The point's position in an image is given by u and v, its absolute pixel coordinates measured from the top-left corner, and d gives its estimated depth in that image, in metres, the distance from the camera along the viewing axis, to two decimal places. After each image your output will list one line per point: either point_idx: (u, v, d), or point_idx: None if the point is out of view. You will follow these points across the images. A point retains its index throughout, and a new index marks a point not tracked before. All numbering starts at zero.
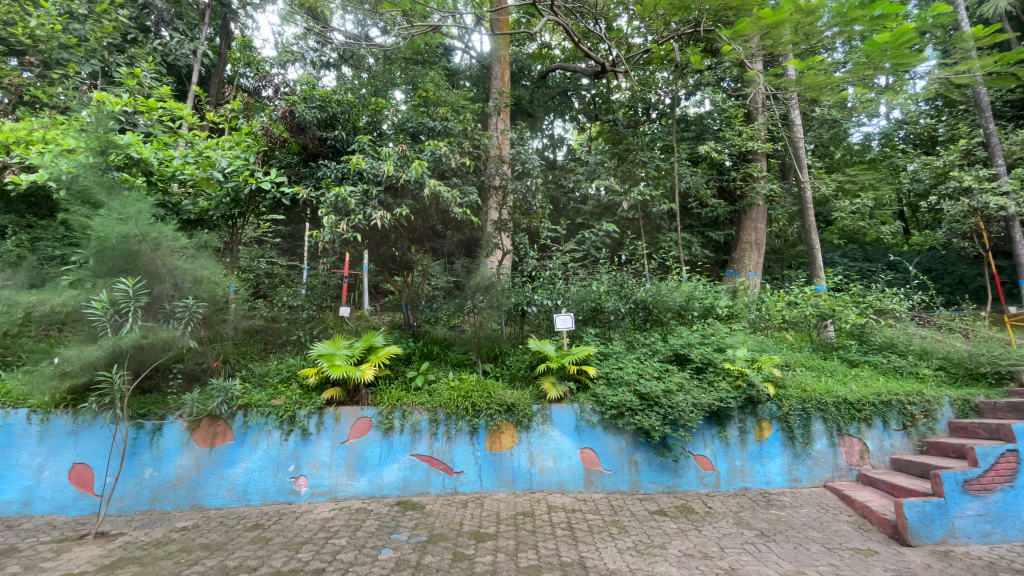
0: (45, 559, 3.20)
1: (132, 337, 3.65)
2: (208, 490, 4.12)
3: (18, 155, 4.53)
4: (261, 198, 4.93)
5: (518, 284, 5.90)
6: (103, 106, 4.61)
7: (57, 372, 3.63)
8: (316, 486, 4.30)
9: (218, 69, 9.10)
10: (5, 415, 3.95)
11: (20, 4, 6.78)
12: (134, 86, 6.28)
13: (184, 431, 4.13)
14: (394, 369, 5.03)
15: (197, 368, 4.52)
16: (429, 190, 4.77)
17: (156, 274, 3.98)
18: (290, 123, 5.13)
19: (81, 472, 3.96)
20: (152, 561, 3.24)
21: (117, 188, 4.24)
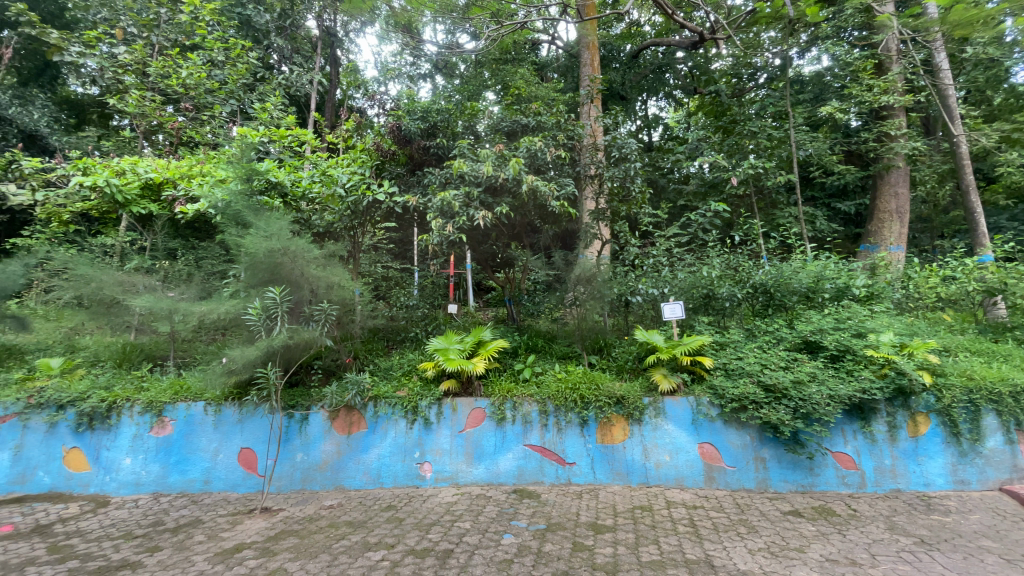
0: (224, 530, 3.78)
1: (283, 338, 4.22)
2: (348, 472, 4.58)
3: (183, 189, 5.36)
4: (376, 208, 5.38)
5: (621, 274, 5.77)
6: (245, 139, 5.30)
7: (225, 370, 4.25)
8: (439, 472, 4.59)
9: (329, 93, 9.99)
10: (186, 407, 4.53)
11: (172, 58, 7.88)
12: (266, 118, 7.14)
13: (326, 420, 4.61)
14: (503, 362, 5.20)
15: (333, 364, 5.05)
16: (527, 186, 4.84)
17: (296, 281, 4.51)
18: (398, 135, 5.62)
19: (247, 455, 4.54)
20: (307, 535, 3.70)
21: (261, 210, 4.86)
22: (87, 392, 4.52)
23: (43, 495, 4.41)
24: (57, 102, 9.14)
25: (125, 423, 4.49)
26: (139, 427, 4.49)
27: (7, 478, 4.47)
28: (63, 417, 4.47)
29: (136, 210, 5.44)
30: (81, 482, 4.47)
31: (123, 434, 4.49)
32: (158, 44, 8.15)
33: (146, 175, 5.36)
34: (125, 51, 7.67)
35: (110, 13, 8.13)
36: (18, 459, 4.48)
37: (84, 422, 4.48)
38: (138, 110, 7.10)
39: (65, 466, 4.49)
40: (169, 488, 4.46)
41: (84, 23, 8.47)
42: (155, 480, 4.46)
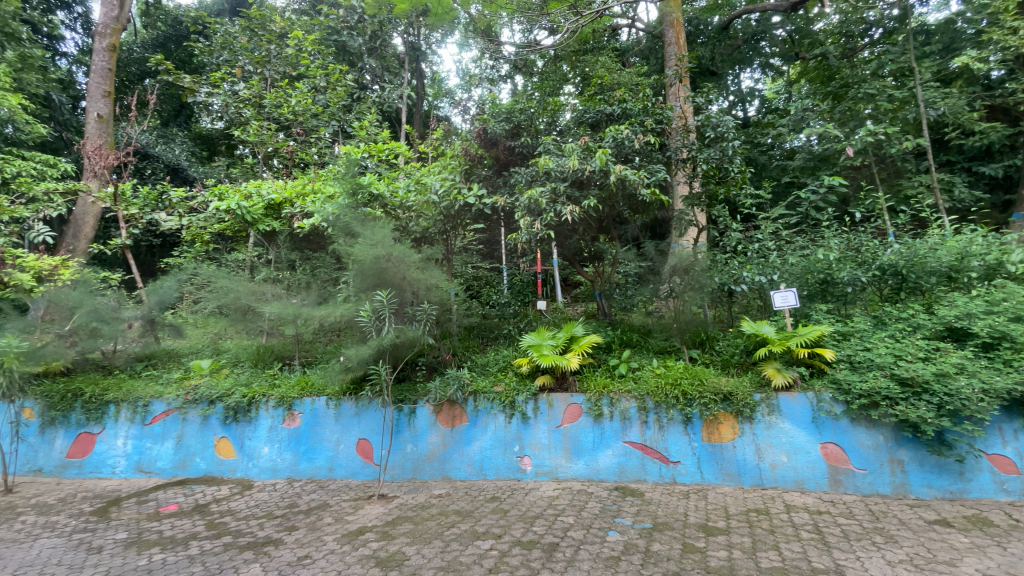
0: (348, 514, 4.15)
1: (391, 337, 4.54)
2: (454, 464, 4.80)
3: (299, 206, 5.97)
4: (467, 211, 5.60)
5: (721, 262, 5.45)
6: (349, 156, 5.77)
7: (343, 367, 4.66)
8: (540, 466, 4.66)
9: (417, 105, 10.49)
10: (311, 401, 5.01)
11: (281, 89, 8.75)
12: (364, 135, 7.68)
13: (431, 413, 4.88)
14: (597, 357, 5.15)
15: (435, 360, 5.31)
16: (615, 177, 4.74)
17: (399, 284, 4.86)
18: (484, 139, 5.75)
19: (364, 446, 4.92)
20: (421, 521, 3.95)
21: (365, 220, 5.28)
22: (232, 389, 5.11)
23: (200, 478, 4.99)
24: (193, 138, 10.57)
25: (263, 415, 5.03)
26: (274, 419, 5.03)
27: (171, 464, 5.06)
28: (213, 410, 5.07)
29: (263, 228, 6.13)
30: (230, 467, 5.04)
31: (262, 425, 5.03)
32: (271, 78, 9.09)
33: (269, 197, 6.02)
34: (245, 88, 8.66)
35: (231, 55, 9.24)
36: (180, 446, 5.08)
37: (231, 415, 5.06)
38: (258, 139, 8.02)
39: (217, 453, 5.06)
40: (301, 473, 4.95)
41: (211, 66, 9.70)
42: (289, 466, 4.97)
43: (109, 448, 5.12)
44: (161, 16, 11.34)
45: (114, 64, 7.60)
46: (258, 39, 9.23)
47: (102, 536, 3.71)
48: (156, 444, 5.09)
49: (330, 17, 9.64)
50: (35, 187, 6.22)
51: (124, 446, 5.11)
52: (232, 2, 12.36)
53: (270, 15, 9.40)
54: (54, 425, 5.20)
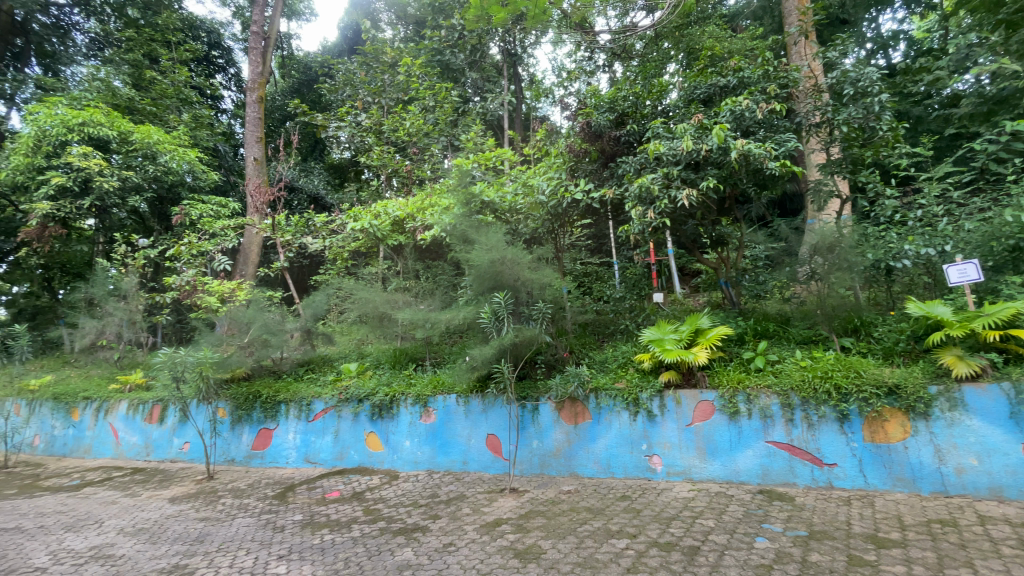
0: (484, 506, 4.36)
1: (511, 337, 4.70)
2: (580, 461, 4.80)
3: (420, 220, 6.45)
4: (576, 207, 5.60)
5: (872, 236, 4.79)
6: (460, 168, 6.10)
7: (469, 367, 4.93)
8: (671, 465, 4.48)
9: (517, 109, 10.67)
10: (443, 399, 5.36)
11: (395, 114, 9.52)
12: (472, 146, 8.06)
13: (554, 410, 4.92)
14: (727, 350, 4.81)
15: (553, 358, 5.31)
16: (738, 152, 4.41)
17: (514, 285, 5.01)
18: (588, 133, 5.70)
19: (493, 441, 5.14)
20: (553, 516, 4.01)
21: (479, 226, 5.56)
22: (376, 388, 5.67)
23: (355, 469, 5.60)
24: (327, 169, 11.95)
25: (403, 412, 5.51)
26: (412, 416, 5.47)
27: (331, 455, 5.75)
28: (362, 407, 5.67)
29: (391, 243, 6.73)
30: (378, 459, 5.59)
31: (403, 421, 5.50)
32: (386, 105, 9.95)
33: (394, 214, 6.58)
34: (366, 118, 9.59)
35: (352, 90, 10.33)
36: (337, 440, 5.76)
37: (376, 412, 5.61)
38: (380, 162, 8.84)
39: (367, 446, 5.65)
40: (439, 466, 5.32)
41: (337, 102, 10.94)
42: (428, 459, 5.37)
43: (282, 441, 5.97)
44: (294, 66, 13.05)
45: (262, 114, 8.90)
46: (373, 72, 10.19)
47: (283, 517, 4.35)
48: (318, 437, 5.83)
49: (434, 40, 10.31)
50: (215, 225, 7.52)
51: (294, 439, 5.92)
52: (348, 42, 13.77)
53: (382, 49, 10.35)
54: (240, 422, 6.13)
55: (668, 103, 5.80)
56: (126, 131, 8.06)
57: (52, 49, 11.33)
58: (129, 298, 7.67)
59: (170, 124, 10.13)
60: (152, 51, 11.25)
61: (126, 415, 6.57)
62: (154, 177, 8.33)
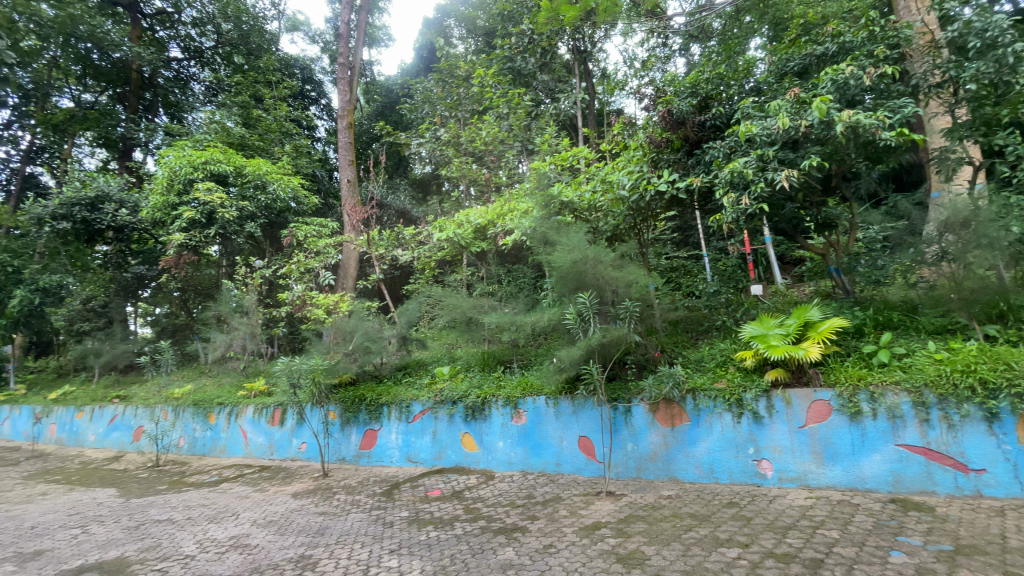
0: (581, 508, 4.33)
1: (598, 337, 4.59)
2: (680, 465, 4.60)
3: (500, 226, 6.54)
4: (659, 200, 5.40)
5: (1018, 206, 4.15)
6: (539, 171, 6.15)
7: (557, 368, 4.89)
8: (783, 471, 4.16)
9: (589, 106, 10.50)
10: (533, 400, 5.38)
11: (471, 125, 9.82)
12: (548, 148, 8.09)
13: (648, 412, 4.75)
14: (842, 344, 4.37)
15: (644, 358, 5.13)
16: (843, 125, 4.00)
17: (599, 284, 4.94)
18: (670, 121, 5.48)
19: (586, 443, 5.09)
20: (655, 522, 3.88)
21: (559, 227, 5.54)
22: (468, 391, 5.84)
23: (453, 468, 5.81)
24: (411, 184, 12.61)
25: (495, 414, 5.62)
26: (504, 417, 5.57)
27: (430, 455, 6.02)
28: (456, 409, 5.87)
29: (475, 250, 6.93)
30: (474, 459, 5.75)
31: (495, 422, 5.63)
32: (463, 117, 10.31)
33: (477, 221, 6.69)
34: (445, 132, 9.99)
35: (431, 108, 10.86)
36: (435, 440, 6.01)
37: (470, 413, 5.78)
38: (460, 172, 9.15)
39: (463, 447, 5.84)
40: (533, 467, 5.37)
41: (417, 120, 11.57)
42: (521, 460, 5.44)
43: (386, 441, 6.34)
44: (376, 90, 13.95)
45: (352, 138, 9.59)
46: (449, 87, 10.63)
47: (392, 514, 4.63)
48: (418, 438, 6.12)
49: (504, 48, 10.48)
50: (318, 243, 8.20)
51: (396, 439, 6.26)
52: (424, 62, 14.45)
53: (455, 64, 10.73)
54: (349, 423, 6.61)
55: (758, 79, 5.44)
56: (241, 166, 9.09)
57: (175, 99, 13.12)
58: (250, 313, 8.63)
59: (275, 156, 11.27)
60: (257, 92, 12.60)
61: (253, 418, 7.37)
62: (264, 205, 9.29)
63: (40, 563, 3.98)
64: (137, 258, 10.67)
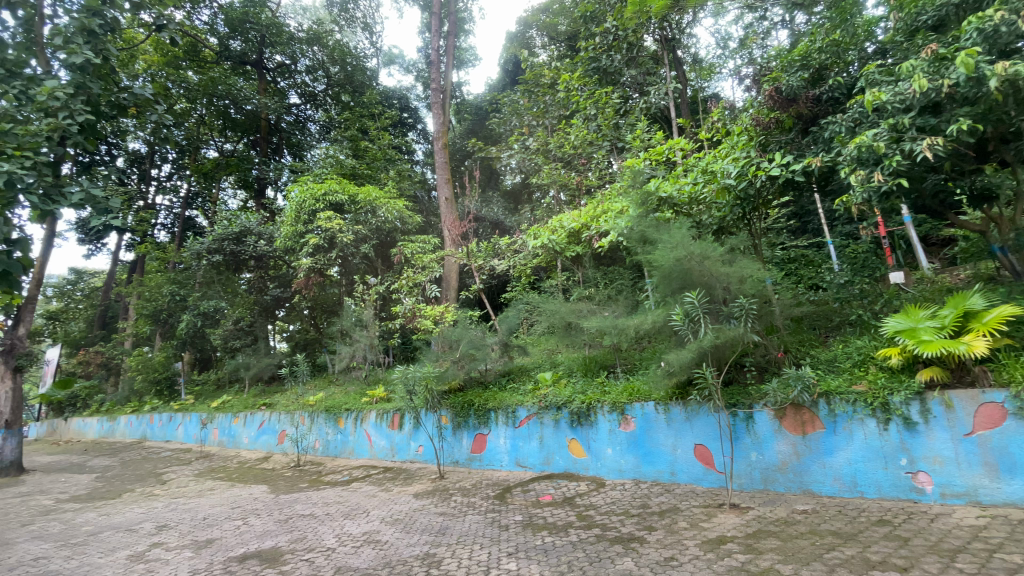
0: (702, 521, 4.08)
1: (711, 338, 4.31)
2: (814, 477, 4.16)
3: (595, 228, 6.45)
4: (771, 185, 4.94)
5: None
6: (636, 168, 6.12)
7: (666, 373, 4.67)
8: (945, 485, 3.61)
9: (681, 95, 9.99)
10: (641, 406, 5.20)
11: (559, 130, 9.86)
12: (640, 144, 7.87)
13: (773, 419, 4.36)
14: (1017, 336, 3.69)
15: (764, 359, 4.75)
16: (999, 80, 3.41)
17: (707, 281, 4.67)
18: (778, 99, 5.23)
19: (703, 451, 4.80)
20: (789, 538, 3.54)
21: (660, 224, 5.31)
22: (573, 397, 5.80)
23: (563, 474, 5.79)
24: (504, 195, 12.98)
25: (602, 420, 5.52)
26: (611, 423, 5.45)
27: (539, 460, 6.06)
28: (562, 415, 5.85)
29: (570, 255, 6.90)
30: (583, 465, 5.69)
31: (602, 428, 5.52)
32: (551, 125, 10.48)
33: (570, 226, 6.67)
34: (534, 141, 10.14)
35: (520, 119, 11.15)
36: (543, 445, 6.04)
37: (576, 419, 5.74)
38: (552, 178, 9.20)
39: (571, 453, 5.80)
40: (645, 476, 5.18)
41: (506, 132, 11.92)
42: (633, 468, 5.28)
43: (496, 446, 6.50)
44: (467, 109, 14.64)
45: (448, 158, 10.11)
46: (536, 96, 10.87)
47: (506, 517, 4.74)
48: (526, 443, 6.20)
49: (589, 49, 10.32)
50: (424, 258, 8.75)
51: (505, 443, 6.40)
52: (509, 75, 14.85)
53: (540, 73, 10.88)
54: (460, 428, 6.89)
55: (882, 40, 4.99)
56: (353, 194, 9.99)
57: (296, 141, 14.93)
58: (368, 327, 9.44)
59: (381, 181, 12.23)
60: (363, 125, 13.85)
61: (375, 423, 8.01)
62: (375, 227, 10.11)
63: (213, 549, 4.66)
64: (274, 282, 12.01)
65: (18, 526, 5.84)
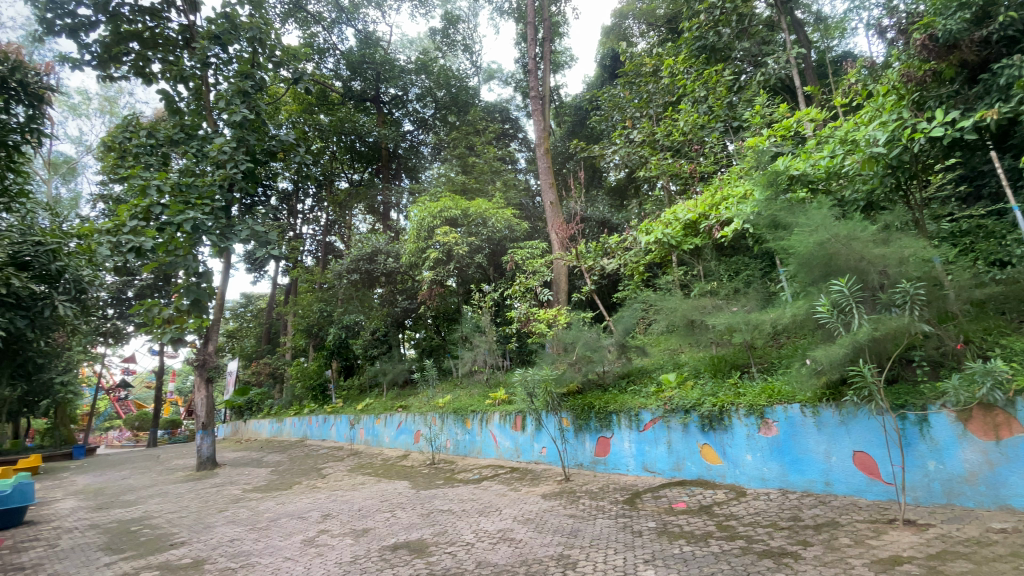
0: (869, 537, 3.59)
1: (868, 330, 3.78)
2: (1017, 491, 3.47)
3: (715, 217, 6.02)
4: (928, 148, 4.38)
5: None
6: (761, 149, 5.62)
7: (814, 371, 4.23)
8: None
9: (806, 60, 8.94)
10: (785, 409, 4.74)
11: (666, 119, 9.44)
12: (760, 121, 7.26)
13: (956, 421, 3.71)
14: None
15: (938, 353, 4.08)
16: None
17: (859, 267, 4.12)
18: (935, 49, 4.30)
19: (865, 459, 4.24)
20: (987, 562, 2.99)
21: (795, 206, 4.82)
22: (702, 399, 5.47)
23: (696, 481, 5.47)
24: (609, 192, 12.78)
25: (737, 424, 5.12)
26: (749, 428, 5.03)
27: (668, 465, 5.78)
28: (691, 419, 5.54)
29: (688, 247, 6.51)
30: (719, 472, 5.32)
31: (739, 433, 5.13)
32: (656, 113, 10.02)
33: (686, 217, 6.31)
34: (638, 133, 9.81)
35: (622, 113, 10.85)
36: (671, 450, 5.77)
37: (707, 423, 5.40)
38: (661, 169, 8.83)
39: (704, 458, 5.46)
40: (794, 486, 4.70)
41: (609, 128, 11.73)
42: (778, 477, 4.82)
43: (620, 450, 6.36)
44: (566, 112, 14.73)
45: (551, 163, 10.16)
46: (637, 87, 10.48)
47: (639, 523, 4.63)
48: (653, 447, 5.96)
49: (692, 28, 9.64)
50: (535, 263, 8.96)
51: (630, 447, 6.23)
52: (607, 70, 14.51)
53: (641, 62, 10.47)
54: (582, 430, 6.84)
55: None
56: (465, 208, 10.51)
57: (413, 164, 16.28)
58: (487, 332, 9.91)
59: (489, 193, 12.75)
60: (469, 141, 14.53)
61: (499, 424, 8.33)
62: (487, 237, 10.56)
63: (369, 538, 5.22)
64: (402, 295, 12.95)
65: (218, 511, 7.07)
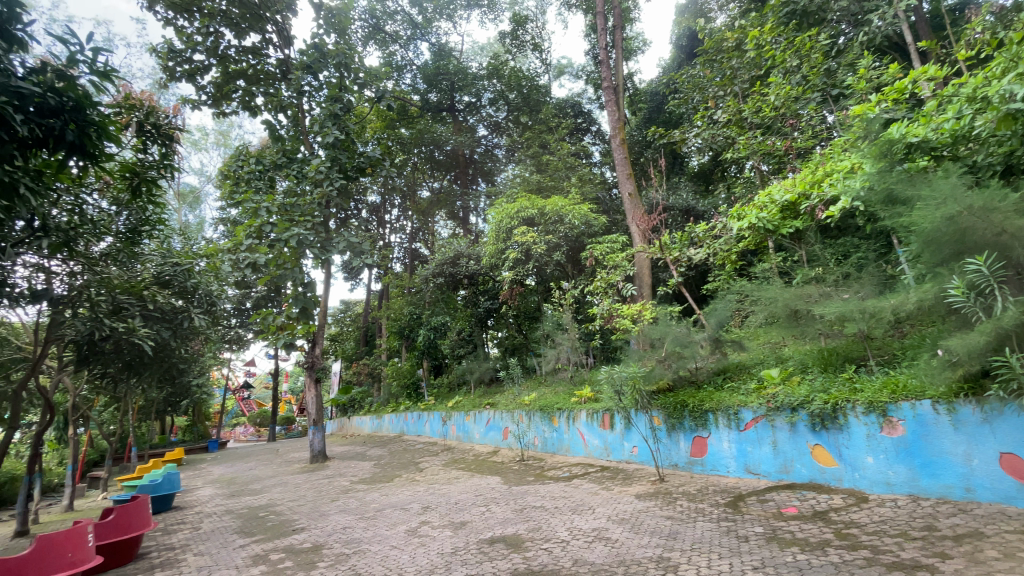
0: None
1: (1014, 315, 3.32)
2: None
3: (817, 197, 5.49)
4: None
5: None
6: (870, 117, 5.04)
7: (947, 363, 3.67)
8: None
9: (920, 12, 7.90)
10: (912, 406, 4.23)
11: (754, 95, 8.78)
12: (865, 86, 6.54)
13: None
14: None
15: None
16: None
17: (1001, 241, 3.55)
18: None
19: (1015, 462, 3.68)
20: None
21: (915, 176, 4.31)
22: (811, 396, 5.04)
23: (807, 484, 5.04)
24: (692, 179, 12.18)
25: (854, 422, 4.65)
26: (868, 427, 4.55)
27: (774, 467, 5.38)
28: (799, 417, 5.12)
29: (787, 231, 6.03)
30: (835, 476, 4.87)
31: (856, 433, 4.65)
32: (740, 90, 9.38)
33: (783, 199, 5.80)
34: (723, 113, 9.22)
35: (703, 94, 10.27)
36: (777, 451, 5.36)
37: (818, 422, 4.96)
38: (749, 150, 8.25)
39: (816, 460, 5.01)
40: (926, 492, 4.17)
41: (689, 111, 11.17)
42: (906, 481, 4.30)
43: (719, 450, 6.03)
44: (641, 100, 14.24)
45: (628, 153, 9.86)
46: (719, 65, 9.86)
47: (745, 527, 4.36)
48: (756, 448, 5.58)
49: None
50: (615, 257, 8.79)
51: (729, 448, 5.89)
52: (685, 50, 13.72)
53: (723, 38, 9.85)
54: (675, 430, 6.57)
55: None
56: (542, 206, 10.55)
57: (489, 168, 16.68)
58: (569, 329, 9.87)
59: (566, 190, 12.69)
60: (543, 140, 14.54)
61: (587, 422, 8.26)
62: (566, 235, 10.49)
63: (466, 530, 5.43)
64: (485, 296, 13.28)
65: (331, 501, 7.74)
